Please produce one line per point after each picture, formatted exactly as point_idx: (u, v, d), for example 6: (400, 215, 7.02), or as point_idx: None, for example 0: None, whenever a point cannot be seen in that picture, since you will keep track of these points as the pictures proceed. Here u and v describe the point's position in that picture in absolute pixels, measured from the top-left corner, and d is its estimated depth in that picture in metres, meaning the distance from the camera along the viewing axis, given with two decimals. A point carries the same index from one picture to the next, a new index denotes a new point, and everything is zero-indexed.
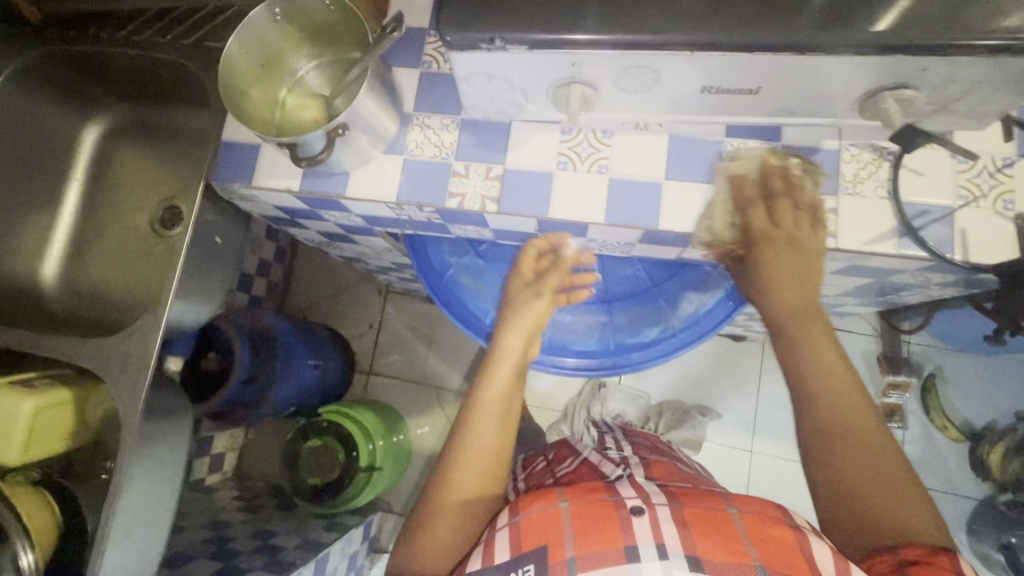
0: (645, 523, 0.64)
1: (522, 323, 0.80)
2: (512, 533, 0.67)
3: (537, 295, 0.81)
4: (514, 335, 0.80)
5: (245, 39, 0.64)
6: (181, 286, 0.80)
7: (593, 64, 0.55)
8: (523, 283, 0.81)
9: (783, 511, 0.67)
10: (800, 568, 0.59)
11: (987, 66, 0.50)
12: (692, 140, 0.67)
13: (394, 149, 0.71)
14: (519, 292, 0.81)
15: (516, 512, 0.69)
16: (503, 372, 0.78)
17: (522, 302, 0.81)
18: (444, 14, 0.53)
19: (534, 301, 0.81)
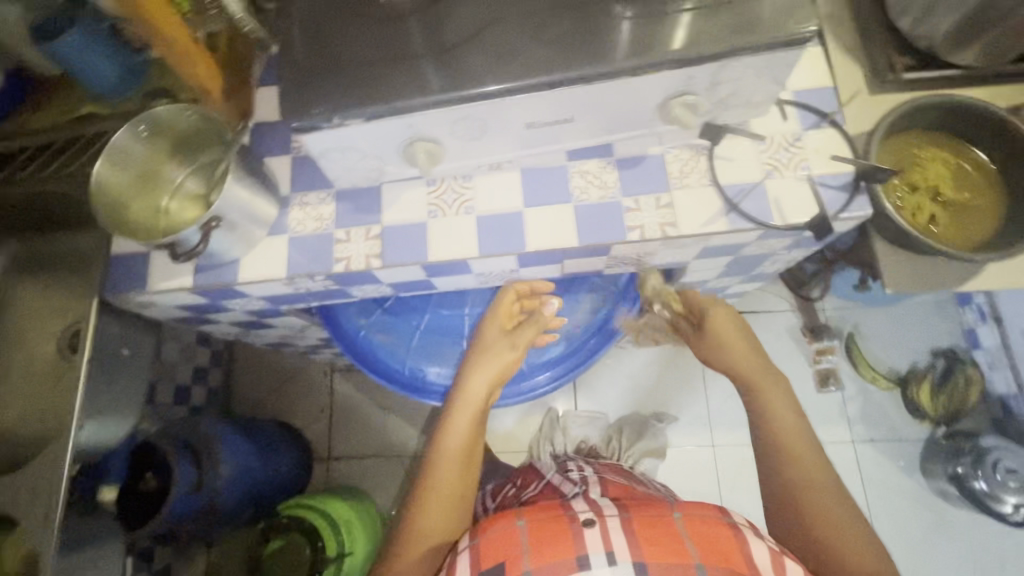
0: (597, 534, 0.70)
1: (488, 368, 0.84)
2: (470, 555, 0.71)
3: (512, 347, 0.85)
4: (483, 378, 0.84)
5: (114, 160, 0.68)
6: (87, 404, 0.80)
7: (426, 123, 0.63)
8: (498, 331, 0.86)
9: (722, 511, 0.75)
10: (738, 566, 0.68)
11: (738, 66, 0.62)
12: (541, 170, 0.75)
13: (278, 230, 0.76)
14: (492, 340, 0.85)
15: (475, 535, 0.74)
16: (468, 414, 0.84)
17: (496, 350, 0.85)
18: (285, 106, 0.61)
19: (507, 350, 0.85)
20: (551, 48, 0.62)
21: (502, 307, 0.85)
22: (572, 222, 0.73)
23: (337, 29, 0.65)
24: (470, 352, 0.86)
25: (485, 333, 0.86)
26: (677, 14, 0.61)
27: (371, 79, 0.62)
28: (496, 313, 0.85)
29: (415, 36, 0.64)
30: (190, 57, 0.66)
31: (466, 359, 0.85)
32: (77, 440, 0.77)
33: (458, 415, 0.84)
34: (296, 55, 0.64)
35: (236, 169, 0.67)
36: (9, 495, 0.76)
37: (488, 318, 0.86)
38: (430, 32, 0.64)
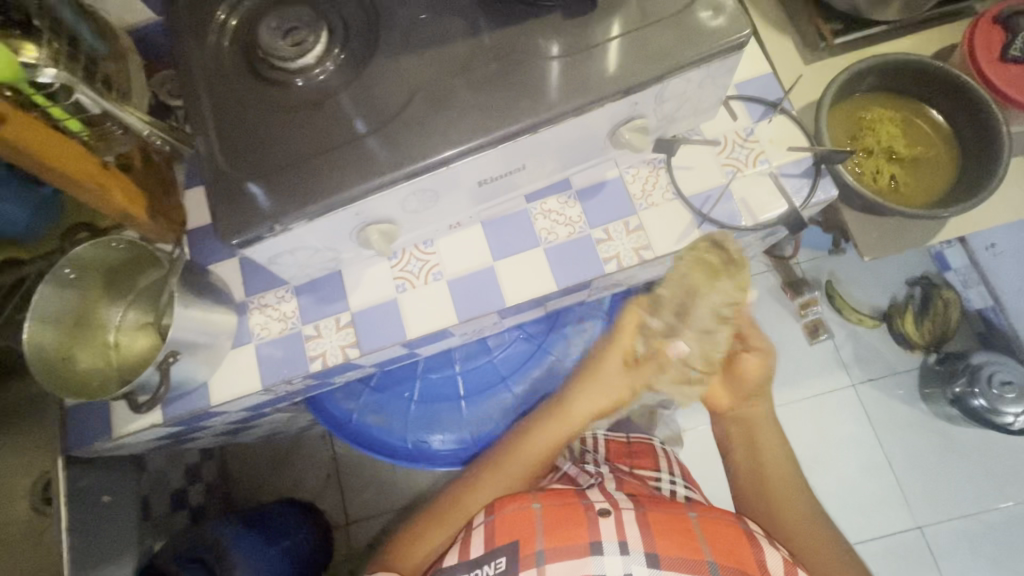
0: (610, 522, 0.70)
1: (596, 401, 0.80)
2: (487, 529, 0.72)
3: (628, 388, 0.81)
4: (588, 408, 0.80)
5: (45, 313, 0.63)
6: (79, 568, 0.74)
7: (372, 207, 0.60)
8: (619, 366, 0.81)
9: (739, 516, 0.74)
10: (750, 567, 0.68)
11: (678, 83, 0.60)
12: (502, 219, 0.72)
13: (242, 340, 0.71)
14: (610, 371, 0.80)
15: (493, 511, 0.73)
16: (559, 434, 0.79)
17: (609, 384, 0.80)
18: (219, 223, 0.57)
19: (616, 380, 0.80)
20: (487, 104, 0.59)
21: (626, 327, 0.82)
22: (546, 266, 0.70)
23: (255, 126, 0.60)
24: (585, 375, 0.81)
25: (607, 362, 0.81)
26: (607, 43, 0.59)
27: (308, 176, 0.58)
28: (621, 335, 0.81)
29: (349, 120, 0.60)
30: (104, 183, 0.60)
31: (576, 380, 0.81)
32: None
33: (548, 428, 0.79)
34: (217, 164, 0.59)
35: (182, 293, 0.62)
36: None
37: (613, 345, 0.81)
38: (364, 107, 0.60)
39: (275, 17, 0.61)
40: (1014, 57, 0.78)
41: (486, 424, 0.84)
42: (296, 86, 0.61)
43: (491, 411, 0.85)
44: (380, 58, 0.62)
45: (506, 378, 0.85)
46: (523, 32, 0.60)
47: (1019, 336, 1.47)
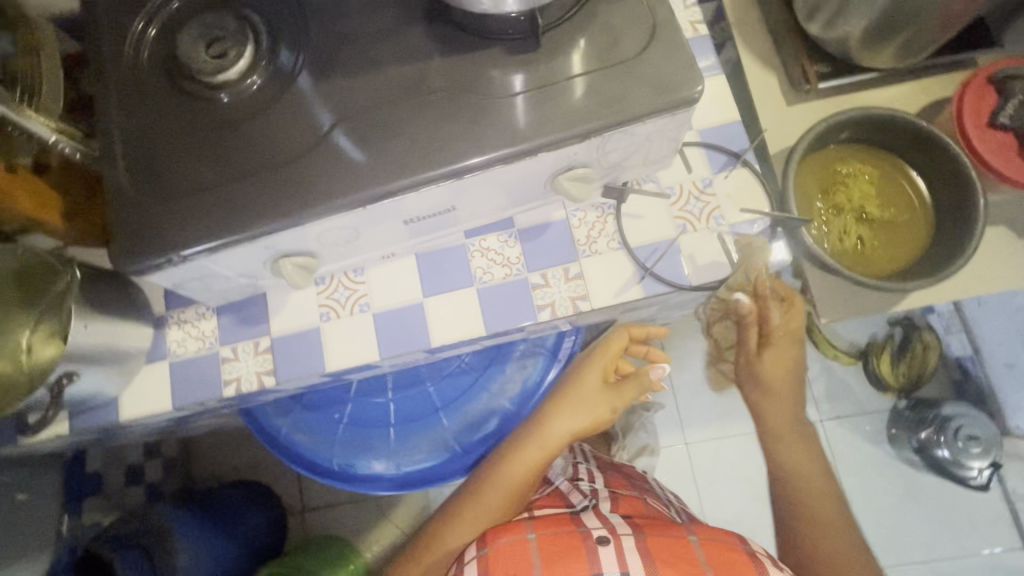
0: (610, 552, 0.69)
1: (575, 420, 0.78)
2: (479, 564, 0.70)
3: (609, 407, 0.79)
4: (569, 426, 0.78)
5: None
6: None
7: (287, 240, 0.57)
8: (598, 381, 0.78)
9: (740, 539, 0.73)
10: None
11: (621, 135, 0.56)
12: (438, 252, 0.69)
13: (158, 355, 0.69)
14: (588, 388, 0.78)
15: (483, 544, 0.71)
16: (541, 453, 0.77)
17: (590, 404, 0.79)
18: (120, 246, 0.55)
19: (596, 394, 0.78)
20: (414, 140, 0.55)
21: (611, 347, 0.77)
22: (476, 308, 0.67)
23: (172, 143, 0.57)
24: (562, 394, 0.79)
25: (585, 381, 0.78)
26: (570, 80, 0.55)
27: (219, 202, 0.55)
28: (602, 356, 0.78)
29: (315, 107, 0.56)
30: (6, 188, 0.57)
31: (555, 399, 0.79)
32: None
33: (529, 448, 0.77)
34: (131, 182, 0.56)
35: (81, 309, 0.58)
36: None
37: (591, 365, 0.79)
38: (335, 95, 0.56)
39: (201, 25, 0.58)
40: (1004, 123, 0.73)
41: (416, 454, 0.82)
42: (219, 100, 0.57)
43: (422, 441, 0.82)
44: (310, 78, 0.57)
45: (450, 406, 0.82)
46: (463, 64, 0.56)
47: (993, 387, 1.43)
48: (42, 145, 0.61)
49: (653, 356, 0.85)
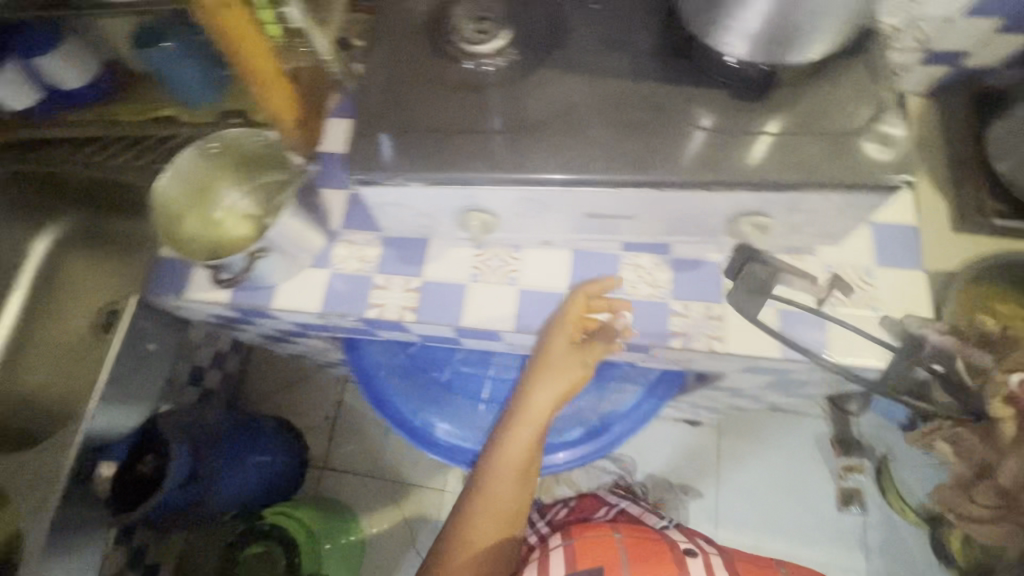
0: (699, 564, 0.78)
1: (553, 387, 0.71)
2: (566, 553, 0.79)
3: (582, 365, 0.70)
4: (549, 394, 0.72)
5: (182, 172, 0.72)
6: (110, 394, 0.82)
7: (486, 197, 0.63)
8: (565, 344, 0.70)
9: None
10: None
11: (818, 200, 0.59)
12: (593, 255, 0.73)
13: (321, 263, 0.75)
14: (555, 355, 0.70)
15: (568, 537, 0.82)
16: (531, 432, 0.73)
17: (563, 366, 0.70)
18: (354, 156, 0.63)
19: (578, 366, 0.70)
20: (628, 149, 0.60)
21: (570, 316, 0.69)
22: (615, 316, 0.70)
23: (419, 89, 0.65)
24: (534, 369, 0.72)
25: (550, 349, 0.70)
26: (760, 134, 0.59)
27: (443, 148, 0.62)
28: (564, 324, 0.69)
29: (545, 99, 0.64)
30: (268, 85, 0.65)
31: (527, 373, 0.72)
32: (88, 426, 0.80)
33: (519, 433, 0.73)
34: (375, 108, 0.65)
35: (292, 205, 0.67)
36: (26, 466, 0.78)
37: (556, 331, 0.69)
38: (538, 99, 0.64)
39: (474, 3, 0.67)
40: None
41: None
42: (463, 67, 0.66)
43: (503, 427, 0.84)
44: (544, 72, 0.65)
45: None
46: (690, 98, 0.62)
47: None
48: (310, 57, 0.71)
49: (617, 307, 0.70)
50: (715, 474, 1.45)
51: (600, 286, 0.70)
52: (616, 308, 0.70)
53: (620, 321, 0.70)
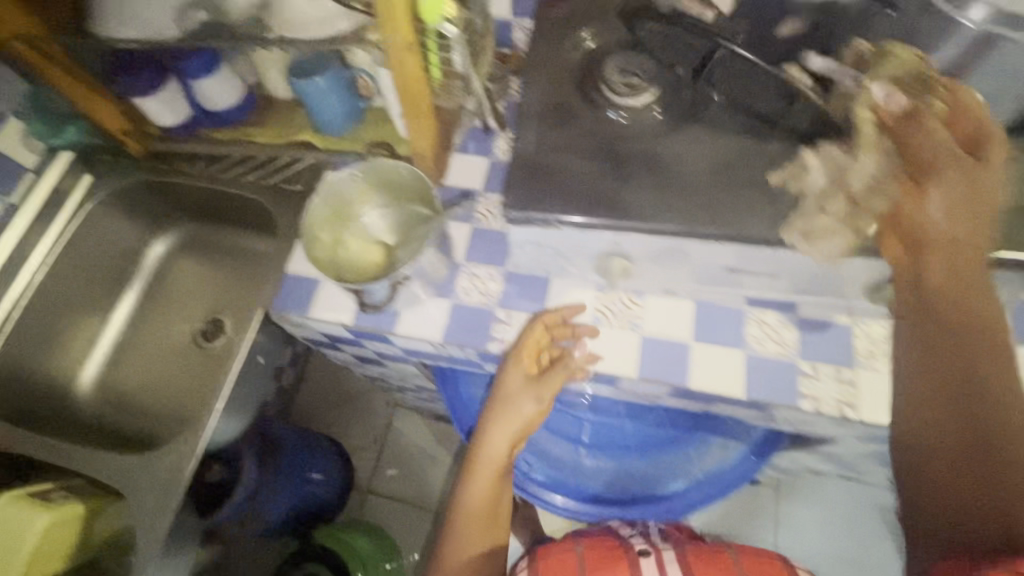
0: (652, 563, 0.73)
1: (512, 422, 0.75)
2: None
3: (534, 399, 0.73)
4: (507, 429, 0.75)
5: (329, 195, 0.76)
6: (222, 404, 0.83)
7: (632, 245, 0.64)
8: (521, 379, 0.73)
9: None
10: None
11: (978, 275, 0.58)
12: (718, 306, 0.73)
13: (444, 293, 0.77)
14: (511, 389, 0.73)
15: (534, 558, 0.76)
16: (493, 467, 0.76)
17: (521, 401, 0.74)
18: (510, 195, 0.63)
19: (529, 401, 0.73)
20: (778, 211, 0.61)
21: (527, 343, 0.72)
22: (742, 372, 0.69)
23: (570, 134, 0.67)
24: (493, 405, 0.75)
25: (506, 384, 0.73)
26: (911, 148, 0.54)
27: (598, 195, 0.63)
28: (520, 354, 0.72)
29: (696, 153, 0.65)
30: (420, 123, 0.70)
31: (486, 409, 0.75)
32: (210, 438, 0.78)
33: (481, 468, 0.76)
34: (526, 149, 0.67)
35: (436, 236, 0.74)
36: (149, 474, 0.77)
37: (511, 364, 0.72)
38: (688, 152, 0.65)
39: (623, 58, 0.69)
40: None
41: (590, 478, 0.84)
42: (608, 119, 0.68)
43: (605, 472, 0.84)
44: (694, 126, 0.66)
45: (636, 449, 0.84)
46: None
47: None
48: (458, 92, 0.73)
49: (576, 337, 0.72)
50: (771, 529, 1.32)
51: (561, 313, 0.73)
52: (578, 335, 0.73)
53: (579, 349, 0.73)
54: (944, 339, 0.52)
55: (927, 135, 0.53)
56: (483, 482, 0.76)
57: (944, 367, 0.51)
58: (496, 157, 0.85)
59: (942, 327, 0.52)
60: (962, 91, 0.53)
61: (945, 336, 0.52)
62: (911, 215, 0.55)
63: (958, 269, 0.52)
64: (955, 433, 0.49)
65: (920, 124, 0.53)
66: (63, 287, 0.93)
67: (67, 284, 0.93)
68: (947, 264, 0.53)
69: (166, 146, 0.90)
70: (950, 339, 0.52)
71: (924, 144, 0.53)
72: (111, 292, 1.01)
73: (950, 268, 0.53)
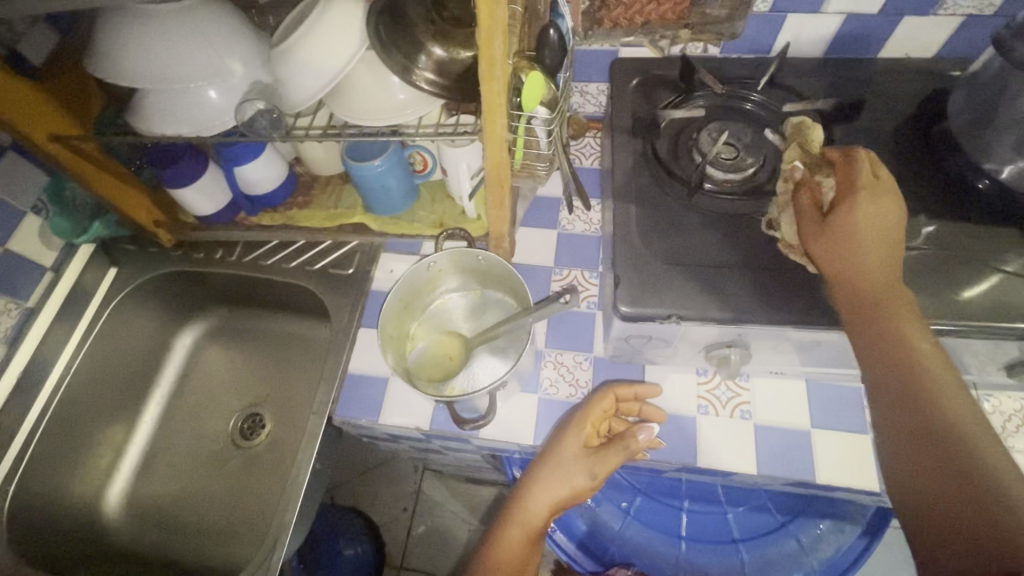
0: None
1: (554, 490, 0.62)
2: None
3: (588, 474, 0.61)
4: (549, 496, 0.62)
5: (402, 290, 0.68)
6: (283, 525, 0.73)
7: (754, 334, 0.58)
8: (579, 445, 0.63)
9: None
10: None
11: None
12: (832, 386, 0.67)
13: (529, 387, 0.70)
14: (564, 452, 0.62)
15: None
16: (523, 534, 0.63)
17: (572, 471, 0.62)
18: (620, 289, 0.57)
19: (584, 474, 0.62)
20: (930, 298, 0.53)
21: (594, 410, 0.63)
22: (872, 461, 0.63)
23: (671, 215, 0.62)
24: (538, 462, 0.64)
25: (560, 444, 0.63)
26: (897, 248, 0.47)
27: (717, 280, 0.57)
28: (584, 419, 0.63)
29: None
30: (502, 211, 0.64)
31: (530, 466, 0.63)
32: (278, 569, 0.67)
33: (510, 531, 0.64)
34: (628, 233, 0.60)
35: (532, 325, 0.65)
36: None
37: (571, 426, 0.63)
38: None
39: (717, 126, 0.65)
40: None
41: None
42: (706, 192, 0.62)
43: (714, 570, 0.75)
44: None
45: (740, 540, 0.76)
46: (985, 230, 0.57)
47: None
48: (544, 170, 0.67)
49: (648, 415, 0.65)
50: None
51: (634, 389, 0.65)
52: (647, 416, 0.66)
53: (644, 432, 0.59)
54: (884, 373, 0.44)
55: (858, 233, 0.47)
56: (510, 552, 0.63)
57: (899, 398, 0.42)
58: (564, 229, 0.80)
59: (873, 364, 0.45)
60: (858, 205, 0.48)
61: (888, 367, 0.43)
62: (835, 270, 0.48)
63: (863, 316, 0.46)
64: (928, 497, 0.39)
65: (824, 238, 0.49)
66: (88, 395, 0.83)
67: (92, 391, 0.84)
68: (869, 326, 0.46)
69: (202, 235, 0.83)
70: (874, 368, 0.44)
71: (851, 244, 0.47)
72: (137, 395, 0.91)
73: (854, 314, 0.47)
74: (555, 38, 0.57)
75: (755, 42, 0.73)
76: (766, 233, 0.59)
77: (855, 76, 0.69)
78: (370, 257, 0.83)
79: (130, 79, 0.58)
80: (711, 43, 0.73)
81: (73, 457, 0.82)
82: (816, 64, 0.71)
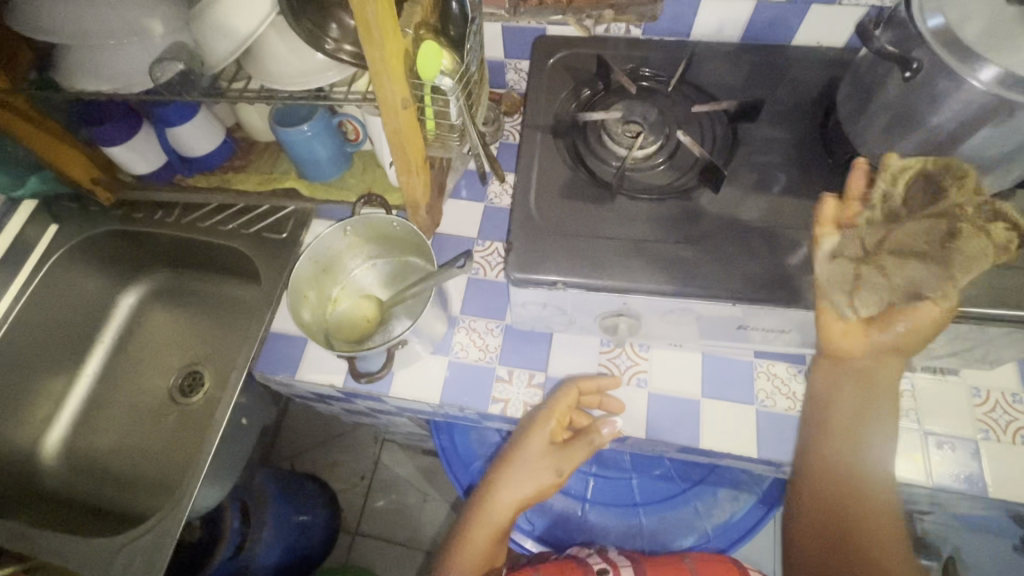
0: None
1: (522, 486, 0.70)
2: None
3: (554, 470, 0.69)
4: (517, 492, 0.70)
5: (317, 253, 0.71)
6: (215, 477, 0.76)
7: (639, 305, 0.61)
8: (543, 442, 0.68)
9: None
10: None
11: (994, 333, 0.56)
12: (726, 359, 0.71)
13: (440, 350, 0.73)
14: (534, 451, 0.68)
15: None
16: (490, 532, 0.70)
17: (535, 468, 0.69)
18: (512, 256, 0.60)
19: (548, 471, 0.69)
20: (799, 273, 0.56)
21: (557, 408, 0.67)
22: (753, 430, 0.67)
23: (571, 190, 0.64)
24: (508, 459, 0.70)
25: (527, 444, 0.69)
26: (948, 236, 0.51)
27: (604, 250, 0.60)
28: (547, 418, 0.67)
29: (704, 204, 0.62)
30: (412, 178, 0.66)
31: (497, 463, 0.71)
32: (191, 513, 0.70)
33: (476, 530, 0.70)
34: (527, 207, 0.63)
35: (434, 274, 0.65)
36: (124, 559, 0.69)
37: (536, 425, 0.68)
38: (697, 206, 0.62)
39: (624, 107, 0.67)
40: None
41: (599, 538, 0.80)
42: (609, 170, 0.65)
43: (614, 531, 0.80)
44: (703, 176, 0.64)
45: (641, 506, 0.81)
46: None
47: None
48: (456, 143, 0.69)
49: (608, 408, 0.69)
50: (769, 559, 1.26)
51: (597, 383, 0.68)
52: (607, 408, 0.69)
53: (607, 427, 0.66)
54: (862, 418, 0.59)
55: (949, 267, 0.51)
56: (479, 546, 0.70)
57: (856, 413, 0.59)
58: (490, 202, 0.82)
59: (849, 432, 0.59)
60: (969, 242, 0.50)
61: (867, 416, 0.59)
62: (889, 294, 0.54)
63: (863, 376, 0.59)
64: (824, 529, 0.59)
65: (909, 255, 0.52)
66: (25, 348, 0.86)
67: (31, 344, 0.86)
68: (862, 396, 0.59)
69: (139, 195, 0.85)
70: (875, 435, 0.58)
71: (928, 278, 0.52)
72: (77, 350, 0.93)
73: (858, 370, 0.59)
74: (456, 11, 0.61)
75: (676, 25, 0.75)
76: (658, 209, 0.62)
77: (767, 63, 0.72)
78: (302, 223, 0.85)
79: (49, 34, 0.59)
80: (633, 25, 0.75)
81: (9, 406, 0.86)
82: (732, 51, 0.73)
